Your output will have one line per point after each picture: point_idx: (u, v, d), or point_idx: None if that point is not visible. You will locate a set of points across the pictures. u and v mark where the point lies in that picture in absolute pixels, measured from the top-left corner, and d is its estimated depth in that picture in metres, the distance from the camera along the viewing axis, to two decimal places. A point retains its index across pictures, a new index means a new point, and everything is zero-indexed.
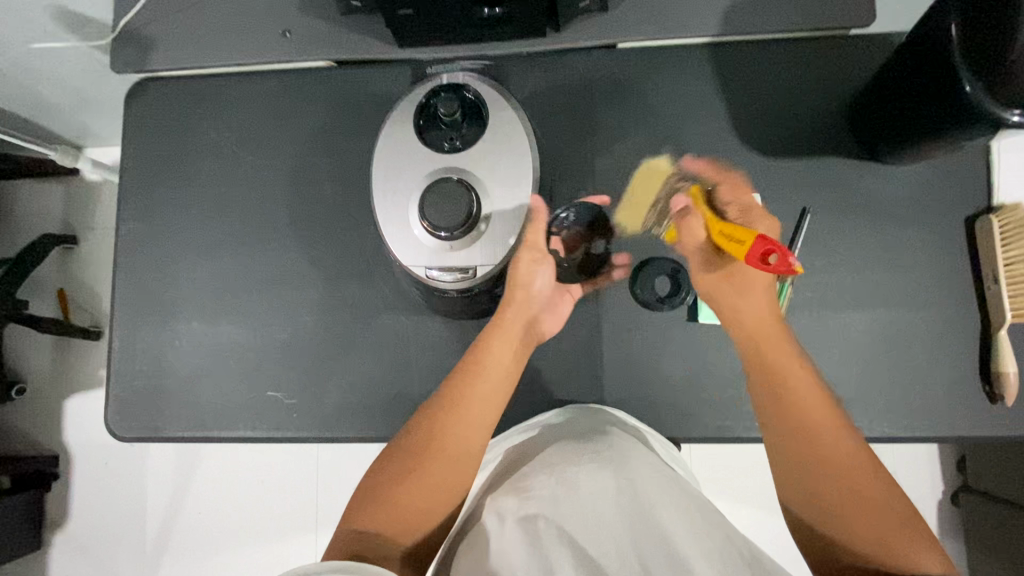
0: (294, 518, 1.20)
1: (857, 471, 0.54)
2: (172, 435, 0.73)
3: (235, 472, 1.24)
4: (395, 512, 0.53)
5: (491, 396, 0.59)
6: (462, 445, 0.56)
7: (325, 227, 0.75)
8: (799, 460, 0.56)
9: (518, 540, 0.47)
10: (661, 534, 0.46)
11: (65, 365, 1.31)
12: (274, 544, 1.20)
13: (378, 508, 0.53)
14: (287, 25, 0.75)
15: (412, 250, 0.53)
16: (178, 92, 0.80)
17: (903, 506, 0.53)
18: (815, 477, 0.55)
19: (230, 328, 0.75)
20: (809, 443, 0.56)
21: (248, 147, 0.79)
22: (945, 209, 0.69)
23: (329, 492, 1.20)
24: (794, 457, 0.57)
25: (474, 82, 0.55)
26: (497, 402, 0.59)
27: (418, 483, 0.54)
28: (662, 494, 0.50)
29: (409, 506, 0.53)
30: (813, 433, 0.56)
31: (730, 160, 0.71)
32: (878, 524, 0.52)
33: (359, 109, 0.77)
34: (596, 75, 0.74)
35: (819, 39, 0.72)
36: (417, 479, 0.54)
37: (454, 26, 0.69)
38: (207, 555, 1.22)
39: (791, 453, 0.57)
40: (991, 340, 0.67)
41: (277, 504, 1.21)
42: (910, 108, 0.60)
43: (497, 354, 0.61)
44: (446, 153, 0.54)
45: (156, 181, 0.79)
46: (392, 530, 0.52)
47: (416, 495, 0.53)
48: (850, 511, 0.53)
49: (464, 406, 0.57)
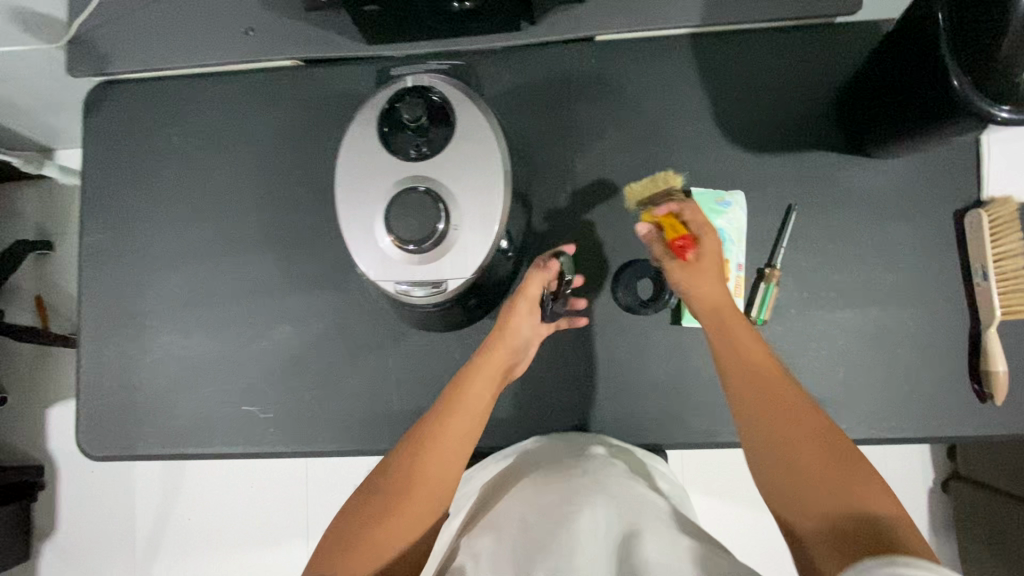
0: (285, 531, 1.19)
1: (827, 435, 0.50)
2: (146, 453, 0.71)
3: (224, 481, 1.22)
4: (369, 550, 0.49)
5: (471, 423, 0.57)
6: (442, 476, 0.54)
7: (297, 235, 0.73)
8: (770, 431, 0.52)
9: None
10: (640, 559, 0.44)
11: (46, 374, 1.29)
12: (266, 557, 1.19)
13: (351, 547, 0.49)
14: (250, 22, 0.71)
15: (379, 265, 0.51)
16: (140, 96, 0.77)
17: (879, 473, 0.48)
18: (785, 452, 0.51)
19: (202, 341, 0.73)
20: (777, 412, 0.52)
21: (215, 152, 0.75)
22: (935, 204, 0.67)
23: (319, 506, 1.19)
24: (765, 433, 0.52)
25: (441, 84, 0.53)
26: (474, 434, 0.57)
27: (395, 519, 0.51)
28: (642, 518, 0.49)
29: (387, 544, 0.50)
30: (781, 403, 0.52)
31: (713, 157, 0.69)
32: (860, 499, 0.47)
33: (329, 110, 0.74)
34: (574, 71, 0.71)
35: (804, 28, 0.69)
36: (394, 516, 0.51)
37: (423, 21, 0.66)
38: (198, 564, 1.21)
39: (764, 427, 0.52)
40: (980, 337, 0.65)
41: (267, 517, 1.20)
42: (898, 101, 0.58)
43: (477, 387, 0.59)
44: (413, 161, 0.51)
45: (121, 190, 0.76)
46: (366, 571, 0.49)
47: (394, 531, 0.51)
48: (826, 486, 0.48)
49: (443, 439, 0.55)
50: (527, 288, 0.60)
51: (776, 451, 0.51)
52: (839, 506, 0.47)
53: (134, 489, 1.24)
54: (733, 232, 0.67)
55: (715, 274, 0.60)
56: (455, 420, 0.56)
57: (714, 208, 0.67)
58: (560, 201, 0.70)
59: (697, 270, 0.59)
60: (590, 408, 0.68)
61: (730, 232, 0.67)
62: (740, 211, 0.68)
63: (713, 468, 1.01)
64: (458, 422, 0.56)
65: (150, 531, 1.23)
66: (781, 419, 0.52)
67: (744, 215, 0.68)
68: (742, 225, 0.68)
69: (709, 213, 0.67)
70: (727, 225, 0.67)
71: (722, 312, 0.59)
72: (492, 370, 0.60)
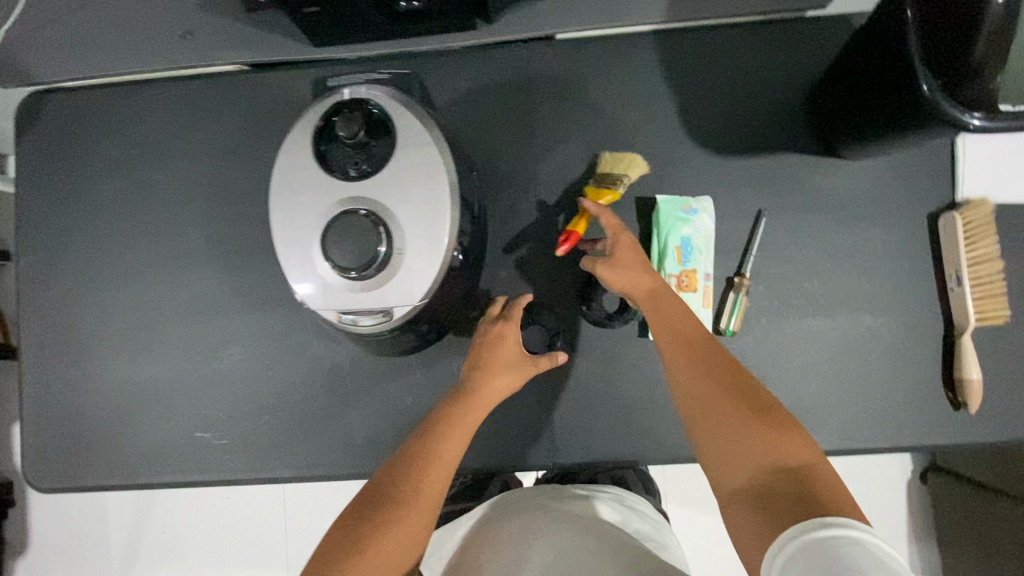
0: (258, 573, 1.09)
1: (769, 409, 0.47)
2: (97, 483, 0.69)
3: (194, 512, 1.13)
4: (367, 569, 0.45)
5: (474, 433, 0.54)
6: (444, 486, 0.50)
7: (246, 251, 0.69)
8: (706, 394, 0.49)
9: None
10: None
11: None
12: None
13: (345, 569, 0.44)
14: (187, 25, 0.66)
15: (320, 294, 0.48)
16: (74, 106, 0.72)
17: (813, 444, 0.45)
18: (713, 420, 0.48)
19: (151, 365, 0.70)
20: (712, 378, 0.49)
21: (156, 164, 0.71)
22: (908, 207, 0.65)
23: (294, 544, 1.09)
24: (693, 407, 0.50)
25: (380, 96, 0.50)
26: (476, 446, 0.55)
27: (395, 532, 0.46)
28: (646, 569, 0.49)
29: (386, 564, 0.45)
30: (716, 370, 0.50)
31: (679, 161, 0.66)
32: (784, 457, 0.44)
33: (275, 117, 0.69)
34: (534, 72, 0.67)
35: (773, 23, 0.66)
36: (397, 529, 0.46)
37: (370, 23, 0.62)
38: None
39: (697, 389, 0.49)
40: (954, 343, 0.64)
41: (238, 559, 1.10)
42: (868, 101, 0.55)
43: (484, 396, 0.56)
44: (351, 182, 0.48)
45: (58, 207, 0.72)
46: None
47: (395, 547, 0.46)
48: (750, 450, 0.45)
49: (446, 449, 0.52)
50: (539, 361, 0.59)
51: (703, 423, 0.49)
52: (773, 467, 0.44)
53: None
54: (701, 240, 0.64)
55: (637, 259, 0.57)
56: (457, 429, 0.53)
57: (681, 215, 0.64)
58: (521, 210, 0.67)
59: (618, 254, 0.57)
60: (556, 426, 0.65)
61: (697, 240, 0.64)
62: (708, 218, 0.65)
63: (697, 487, 0.96)
64: (461, 432, 0.53)
65: None
66: (707, 388, 0.49)
67: (712, 221, 0.65)
68: (710, 232, 0.65)
69: (676, 221, 0.64)
70: (694, 233, 0.64)
71: (652, 295, 0.56)
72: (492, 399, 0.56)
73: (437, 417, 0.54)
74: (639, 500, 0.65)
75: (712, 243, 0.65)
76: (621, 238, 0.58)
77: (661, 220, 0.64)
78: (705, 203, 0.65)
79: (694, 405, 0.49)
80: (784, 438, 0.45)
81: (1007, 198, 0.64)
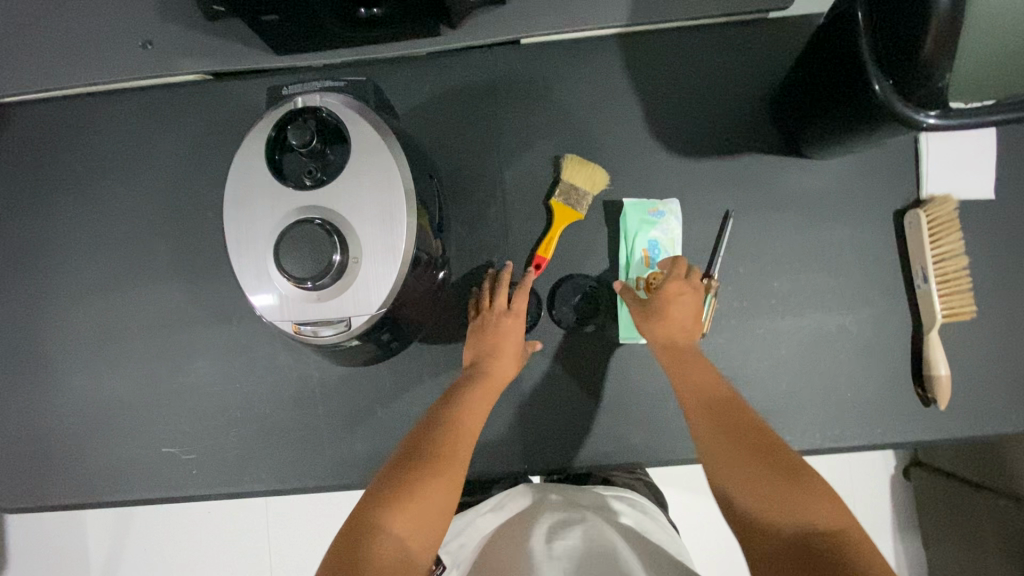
0: None
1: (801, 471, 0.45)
2: (61, 502, 0.67)
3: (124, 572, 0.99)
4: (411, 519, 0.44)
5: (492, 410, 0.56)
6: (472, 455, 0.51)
7: (212, 263, 0.68)
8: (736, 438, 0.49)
9: None
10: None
11: None
12: None
13: (389, 521, 0.43)
14: (147, 35, 0.65)
15: (277, 305, 0.47)
16: (33, 118, 0.71)
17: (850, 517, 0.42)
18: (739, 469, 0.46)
19: (115, 380, 0.68)
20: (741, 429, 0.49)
21: (118, 176, 0.70)
22: (874, 204, 0.65)
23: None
24: (715, 465, 0.48)
25: (333, 104, 0.50)
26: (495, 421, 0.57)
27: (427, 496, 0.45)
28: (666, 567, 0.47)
29: (426, 521, 0.44)
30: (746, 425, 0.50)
31: (646, 163, 0.66)
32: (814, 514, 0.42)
33: (237, 127, 0.68)
34: (500, 77, 0.67)
35: (737, 25, 0.66)
36: (436, 485, 0.46)
37: (332, 32, 0.61)
38: None
39: (729, 434, 0.49)
40: (922, 340, 0.64)
41: None
42: (829, 100, 0.55)
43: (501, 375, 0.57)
44: (305, 190, 0.48)
45: (18, 222, 0.71)
46: (407, 551, 0.42)
47: (438, 503, 0.45)
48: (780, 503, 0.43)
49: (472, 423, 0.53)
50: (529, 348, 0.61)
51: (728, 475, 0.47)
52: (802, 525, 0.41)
53: None
54: (669, 242, 0.65)
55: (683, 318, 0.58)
56: (478, 402, 0.55)
57: (649, 217, 0.65)
58: (490, 215, 0.66)
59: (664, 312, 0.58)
60: (528, 432, 0.65)
61: (665, 243, 0.65)
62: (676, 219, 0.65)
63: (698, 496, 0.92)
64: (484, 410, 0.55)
65: None
66: (735, 438, 0.48)
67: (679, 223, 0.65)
68: (678, 234, 0.65)
69: (643, 225, 0.65)
70: (662, 236, 0.65)
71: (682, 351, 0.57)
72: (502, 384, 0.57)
73: (464, 395, 0.55)
74: (658, 512, 0.63)
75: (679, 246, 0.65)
76: (668, 292, 0.58)
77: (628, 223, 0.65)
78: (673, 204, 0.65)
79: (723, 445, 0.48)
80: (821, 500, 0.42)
81: (970, 195, 0.64)
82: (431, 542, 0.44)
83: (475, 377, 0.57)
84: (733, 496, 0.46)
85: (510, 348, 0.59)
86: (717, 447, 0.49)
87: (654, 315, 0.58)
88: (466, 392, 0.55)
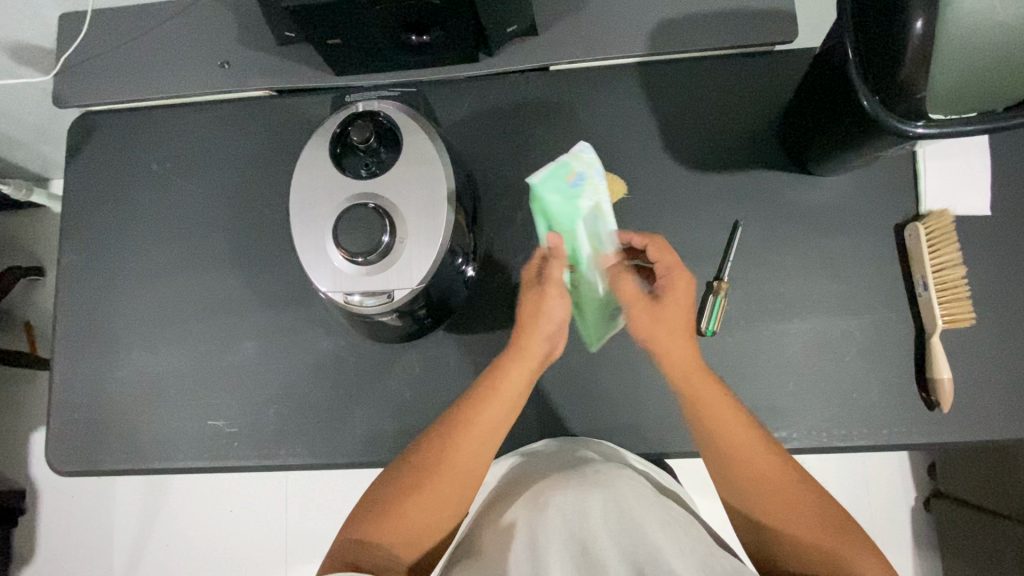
0: (260, 539, 1.20)
1: (784, 474, 0.55)
2: (114, 466, 0.73)
3: (202, 496, 1.22)
4: (398, 534, 0.55)
5: (500, 422, 0.58)
6: (461, 480, 0.57)
7: (265, 254, 0.76)
8: (735, 452, 0.56)
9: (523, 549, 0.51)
10: (644, 548, 0.48)
11: (11, 401, 1.27)
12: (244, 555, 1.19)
13: (377, 533, 0.55)
14: (225, 56, 0.75)
15: (331, 277, 0.54)
16: (120, 125, 0.81)
17: (829, 511, 0.54)
18: (741, 473, 0.56)
19: (172, 356, 0.75)
20: (737, 443, 0.56)
21: (189, 176, 0.79)
22: (876, 218, 0.70)
23: (296, 517, 1.19)
24: (719, 465, 0.57)
25: (390, 110, 0.58)
26: (506, 427, 0.59)
27: (405, 516, 0.55)
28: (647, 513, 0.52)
29: (409, 531, 0.55)
30: (741, 438, 0.56)
31: (662, 176, 0.72)
32: (798, 512, 0.54)
33: (298, 136, 0.77)
34: (530, 98, 0.75)
35: (746, 57, 0.74)
36: (415, 504, 0.56)
37: (386, 55, 0.70)
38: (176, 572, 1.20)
39: (730, 448, 0.56)
40: (925, 345, 0.67)
41: (242, 522, 1.20)
42: (829, 118, 0.61)
43: (506, 385, 0.59)
44: (364, 180, 0.56)
45: (98, 213, 0.80)
46: (394, 551, 0.55)
47: (420, 520, 0.56)
48: (772, 508, 0.55)
49: (465, 448, 0.57)
50: (550, 272, 0.61)
51: (729, 484, 0.57)
52: (787, 519, 0.54)
53: (112, 518, 1.22)
54: (599, 199, 0.65)
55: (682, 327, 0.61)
56: (478, 416, 0.58)
57: (566, 181, 0.65)
58: (518, 218, 0.73)
59: (668, 321, 0.60)
60: (544, 419, 0.69)
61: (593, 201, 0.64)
62: (592, 169, 0.66)
63: None
64: (479, 432, 0.58)
65: (125, 557, 1.21)
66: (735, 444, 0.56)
67: (598, 169, 0.66)
68: (601, 183, 0.66)
69: (563, 196, 0.64)
70: (587, 194, 0.65)
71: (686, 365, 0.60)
72: (511, 392, 0.59)
73: (463, 409, 0.58)
74: (651, 465, 0.69)
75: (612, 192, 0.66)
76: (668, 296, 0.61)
77: (547, 201, 0.64)
78: (581, 154, 0.66)
79: (723, 456, 0.57)
80: (799, 494, 0.55)
81: (967, 211, 0.69)
82: (412, 546, 0.56)
83: (478, 393, 0.59)
84: (731, 490, 0.57)
85: (527, 345, 0.61)
86: (721, 456, 0.57)
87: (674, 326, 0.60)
88: (466, 404, 0.59)
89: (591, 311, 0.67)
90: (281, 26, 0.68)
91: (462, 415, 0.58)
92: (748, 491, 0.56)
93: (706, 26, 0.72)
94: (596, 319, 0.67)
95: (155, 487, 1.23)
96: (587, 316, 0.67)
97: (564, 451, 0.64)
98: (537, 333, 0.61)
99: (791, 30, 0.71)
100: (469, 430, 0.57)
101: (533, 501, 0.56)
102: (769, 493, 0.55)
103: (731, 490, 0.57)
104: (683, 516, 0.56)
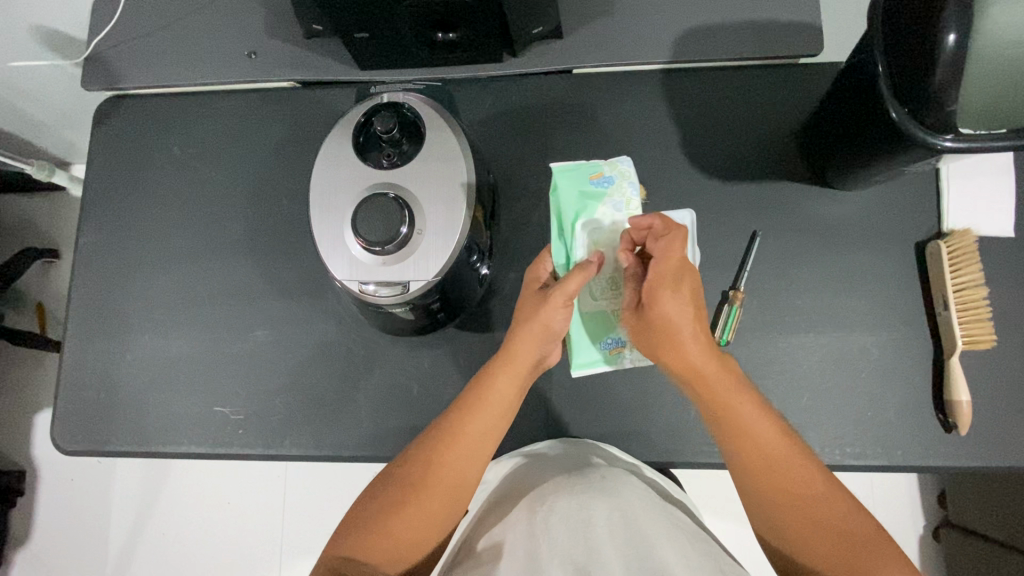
0: (257, 531, 1.19)
1: (810, 485, 0.52)
2: (119, 447, 0.73)
3: (200, 485, 1.21)
4: (387, 548, 0.52)
5: (493, 425, 0.58)
6: (452, 492, 0.55)
7: (280, 243, 0.76)
8: (755, 460, 0.54)
9: (521, 553, 0.49)
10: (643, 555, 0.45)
11: (18, 381, 1.27)
12: (239, 545, 1.18)
13: (365, 542, 0.52)
14: (253, 47, 0.76)
15: (348, 267, 0.55)
16: (143, 110, 0.82)
17: (858, 522, 0.50)
18: (761, 481, 0.53)
19: (182, 340, 0.75)
20: (755, 450, 0.54)
21: (210, 163, 0.79)
22: (896, 234, 0.69)
23: (295, 509, 1.19)
24: (739, 472, 0.55)
25: (415, 102, 0.58)
26: (497, 434, 0.59)
27: (395, 520, 0.53)
28: (651, 523, 0.50)
29: (398, 538, 0.53)
30: (760, 445, 0.54)
31: (681, 182, 0.72)
32: (826, 521, 0.51)
33: (319, 128, 0.78)
34: (550, 101, 0.75)
35: (768, 69, 0.74)
36: (406, 508, 0.54)
37: (411, 51, 0.70)
38: (171, 560, 1.19)
39: (748, 456, 0.54)
40: (943, 365, 0.66)
41: (239, 512, 1.20)
42: (852, 129, 0.61)
43: (495, 390, 0.59)
44: (385, 171, 0.56)
45: (117, 195, 0.81)
46: (381, 561, 0.51)
47: (409, 527, 0.53)
48: (797, 521, 0.51)
49: (458, 452, 0.56)
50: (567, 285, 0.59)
51: (753, 497, 0.54)
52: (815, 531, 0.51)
53: (111, 505, 1.22)
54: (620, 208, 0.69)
55: (691, 345, 0.56)
56: (472, 417, 0.57)
57: (591, 180, 0.69)
58: (534, 218, 0.73)
59: (669, 339, 0.57)
60: (550, 420, 0.69)
61: (613, 208, 0.68)
62: (624, 178, 0.69)
63: None
64: (471, 437, 0.57)
65: (121, 545, 1.20)
66: (753, 450, 0.54)
67: (629, 180, 0.69)
68: (628, 195, 0.69)
69: (585, 192, 0.69)
70: (609, 199, 0.68)
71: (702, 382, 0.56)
72: (504, 394, 0.59)
73: (456, 411, 0.58)
74: (657, 473, 0.67)
75: (636, 207, 0.69)
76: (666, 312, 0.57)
77: (566, 193, 0.69)
78: (618, 163, 0.70)
79: (742, 464, 0.54)
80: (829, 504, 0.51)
81: (989, 231, 0.68)
82: (400, 554, 0.53)
83: (472, 396, 0.59)
84: (752, 504, 0.54)
85: (516, 350, 0.60)
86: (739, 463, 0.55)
87: (673, 341, 0.57)
88: (460, 406, 0.58)
89: (581, 323, 0.68)
90: (310, 19, 0.69)
91: (457, 418, 0.57)
92: (769, 505, 0.53)
93: (731, 36, 0.71)
94: (585, 336, 0.67)
95: (153, 474, 1.22)
96: (575, 327, 0.67)
97: (570, 456, 0.63)
98: (530, 339, 0.60)
99: (818, 43, 0.71)
100: (462, 434, 0.57)
101: (536, 509, 0.54)
102: (790, 504, 0.52)
103: (756, 502, 0.54)
104: (690, 529, 0.54)
